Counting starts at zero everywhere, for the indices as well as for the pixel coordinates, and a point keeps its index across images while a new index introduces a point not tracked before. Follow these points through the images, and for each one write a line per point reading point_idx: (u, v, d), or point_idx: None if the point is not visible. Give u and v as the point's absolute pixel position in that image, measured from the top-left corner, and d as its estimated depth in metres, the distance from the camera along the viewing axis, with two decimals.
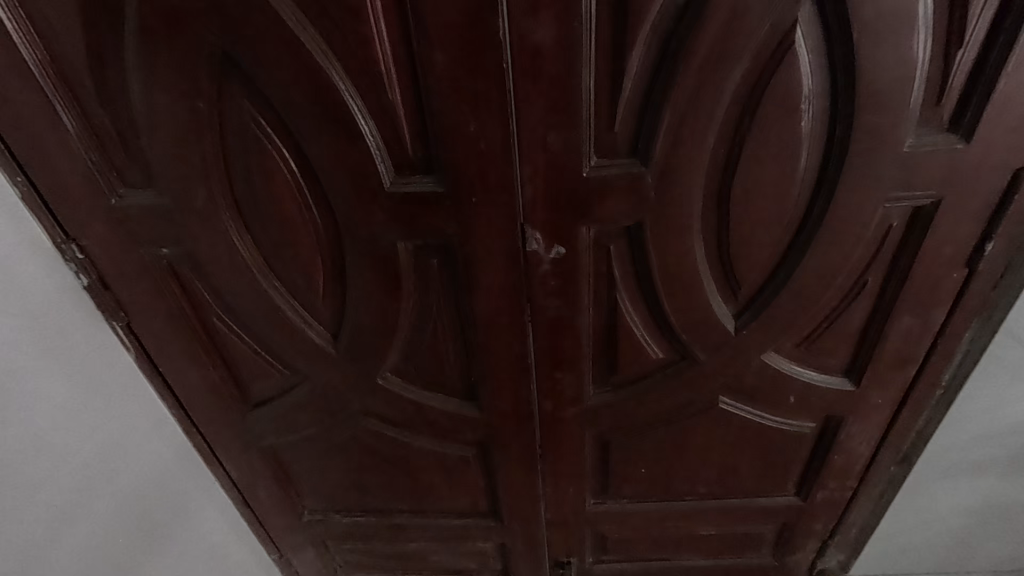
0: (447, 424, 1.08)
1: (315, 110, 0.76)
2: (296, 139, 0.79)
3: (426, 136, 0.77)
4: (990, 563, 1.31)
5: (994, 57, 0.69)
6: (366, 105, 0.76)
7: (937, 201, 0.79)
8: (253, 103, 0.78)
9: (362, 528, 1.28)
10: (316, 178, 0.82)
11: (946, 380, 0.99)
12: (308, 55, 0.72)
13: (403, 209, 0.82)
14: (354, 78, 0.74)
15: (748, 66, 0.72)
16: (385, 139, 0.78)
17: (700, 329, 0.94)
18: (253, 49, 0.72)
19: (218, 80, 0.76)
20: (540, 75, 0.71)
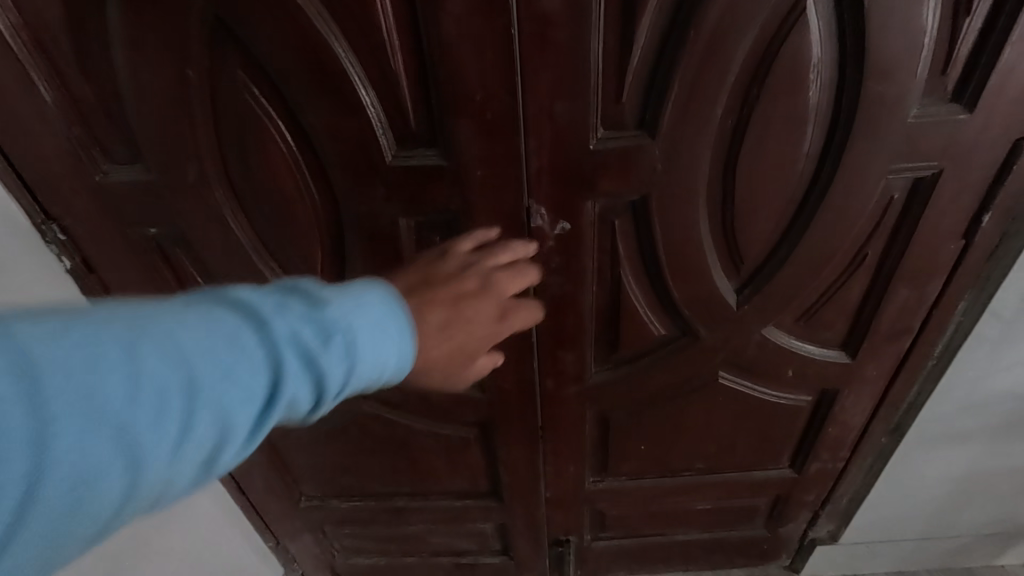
0: (448, 405, 1.07)
1: (313, 78, 0.73)
2: (293, 111, 0.76)
3: (429, 106, 0.75)
4: (971, 528, 1.36)
5: (1002, 26, 0.69)
6: (366, 73, 0.73)
7: (938, 172, 0.80)
8: (246, 73, 0.74)
9: (362, 512, 1.27)
10: (316, 154, 0.79)
11: (938, 351, 1.01)
12: (305, 19, 0.69)
13: (406, 185, 0.80)
14: (354, 45, 0.70)
15: (759, 34, 0.70)
16: (386, 110, 0.75)
17: (702, 305, 0.94)
18: (247, 12, 0.69)
19: (208, 47, 0.72)
20: (548, 43, 0.69)
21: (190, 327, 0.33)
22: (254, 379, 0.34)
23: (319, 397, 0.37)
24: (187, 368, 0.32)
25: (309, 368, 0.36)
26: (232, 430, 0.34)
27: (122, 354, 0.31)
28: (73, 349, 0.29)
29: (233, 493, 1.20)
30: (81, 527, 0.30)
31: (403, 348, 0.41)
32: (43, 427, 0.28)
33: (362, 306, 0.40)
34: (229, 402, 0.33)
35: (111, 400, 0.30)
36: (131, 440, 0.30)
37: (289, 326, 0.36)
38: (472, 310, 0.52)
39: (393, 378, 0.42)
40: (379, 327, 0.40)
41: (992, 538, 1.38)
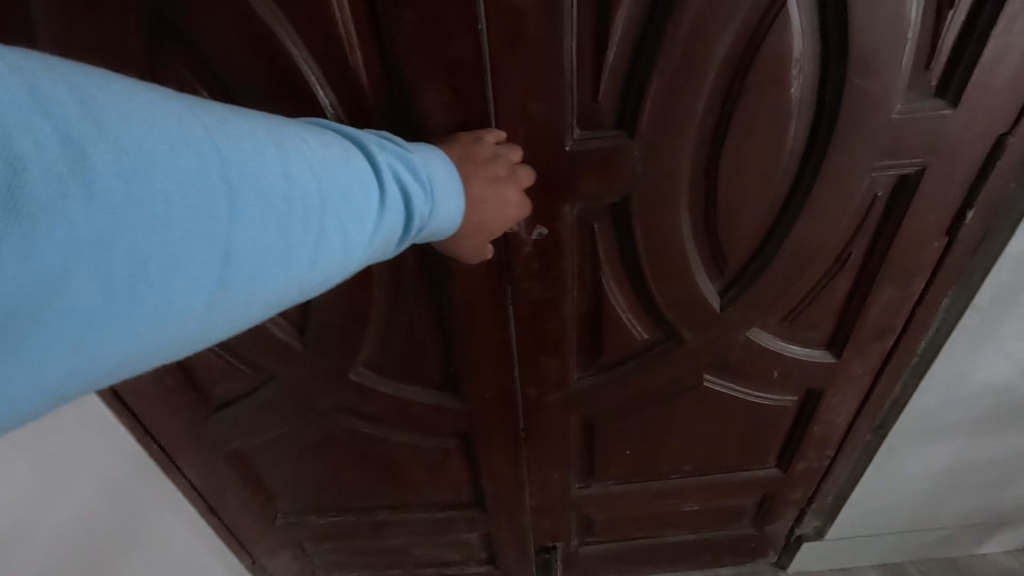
0: (427, 417, 1.03)
1: (267, 79, 0.68)
2: None
3: (394, 108, 0.70)
4: (954, 518, 1.37)
5: (985, 18, 0.67)
6: (325, 73, 0.68)
7: (922, 169, 0.78)
8: (192, 75, 0.69)
9: (342, 528, 1.23)
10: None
11: (922, 348, 1.00)
12: (255, 16, 0.64)
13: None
14: (310, 43, 0.66)
15: (740, 28, 0.67)
16: (348, 112, 0.70)
17: (686, 308, 0.91)
18: (191, 9, 0.64)
19: (151, 47, 0.67)
20: (518, 38, 0.65)
21: (331, 144, 0.46)
22: (367, 191, 0.47)
23: (411, 214, 0.50)
24: (329, 174, 0.44)
25: (406, 195, 0.50)
26: (361, 222, 0.46)
27: (296, 150, 0.43)
28: (267, 141, 0.42)
29: (201, 511, 1.15)
30: (267, 277, 0.41)
31: (460, 195, 0.56)
32: (256, 181, 0.40)
33: (431, 160, 0.55)
34: (360, 200, 0.46)
35: (292, 178, 0.42)
36: (302, 212, 0.42)
37: (388, 160, 0.50)
38: (499, 191, 0.65)
39: (451, 223, 0.56)
40: (449, 180, 0.55)
41: (973, 527, 1.39)
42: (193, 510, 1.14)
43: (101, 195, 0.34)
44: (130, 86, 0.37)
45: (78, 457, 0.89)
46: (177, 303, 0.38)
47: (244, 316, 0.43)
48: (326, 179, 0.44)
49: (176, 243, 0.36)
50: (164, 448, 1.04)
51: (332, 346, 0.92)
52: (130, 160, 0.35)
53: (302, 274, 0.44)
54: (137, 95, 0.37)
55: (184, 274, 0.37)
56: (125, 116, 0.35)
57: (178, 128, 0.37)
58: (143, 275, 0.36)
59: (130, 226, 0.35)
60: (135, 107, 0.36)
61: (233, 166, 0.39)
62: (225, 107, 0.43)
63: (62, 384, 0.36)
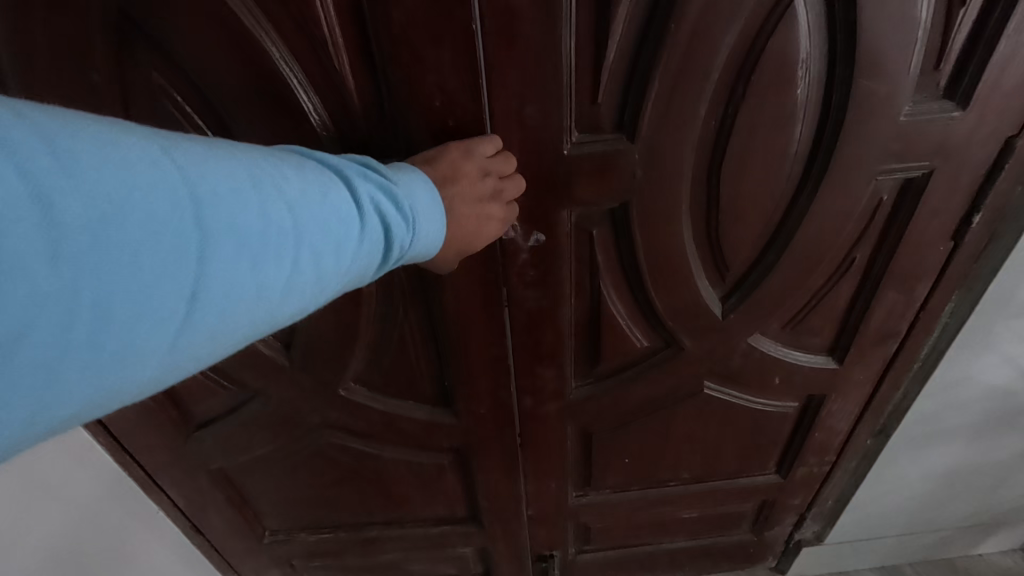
0: (419, 433, 1.00)
1: (244, 82, 0.65)
2: (224, 120, 0.68)
3: (381, 112, 0.67)
4: (953, 520, 1.35)
5: (998, 17, 0.65)
6: (306, 76, 0.64)
7: (929, 173, 0.76)
8: (164, 79, 0.66)
9: (333, 544, 1.19)
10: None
11: (924, 353, 0.99)
12: (231, 15, 0.60)
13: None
14: (291, 47, 0.62)
15: (744, 27, 0.65)
16: (331, 116, 0.67)
17: (687, 315, 0.89)
18: (159, 8, 0.60)
19: (117, 48, 0.63)
20: (513, 38, 0.62)
21: (310, 176, 0.43)
22: (347, 224, 0.44)
23: (390, 244, 0.47)
24: (306, 209, 0.41)
25: (387, 225, 0.47)
26: (338, 256, 0.43)
27: (275, 186, 0.40)
28: (242, 176, 0.39)
29: (185, 530, 1.11)
30: (237, 318, 0.39)
31: (441, 221, 0.53)
32: (231, 221, 0.37)
33: (414, 187, 0.52)
34: (340, 234, 0.43)
35: (268, 216, 0.39)
36: (278, 250, 0.40)
37: (369, 189, 0.47)
38: (485, 212, 0.64)
39: (433, 247, 0.53)
40: (430, 207, 0.52)
41: (972, 528, 1.38)
42: (175, 529, 1.10)
43: (63, 246, 0.31)
44: (95, 122, 0.34)
45: (56, 476, 0.85)
46: (137, 352, 0.35)
47: (210, 357, 0.40)
48: (305, 214, 0.41)
49: (145, 291, 0.34)
50: (145, 467, 1.00)
51: (320, 360, 0.89)
52: (95, 206, 0.32)
53: (275, 311, 0.41)
54: (104, 133, 0.34)
55: (149, 321, 0.34)
56: (92, 159, 0.32)
57: (149, 169, 0.34)
58: (106, 327, 0.33)
59: (93, 278, 0.32)
60: (102, 147, 0.33)
61: (205, 207, 0.36)
62: (198, 138, 0.40)
63: (15, 444, 0.33)
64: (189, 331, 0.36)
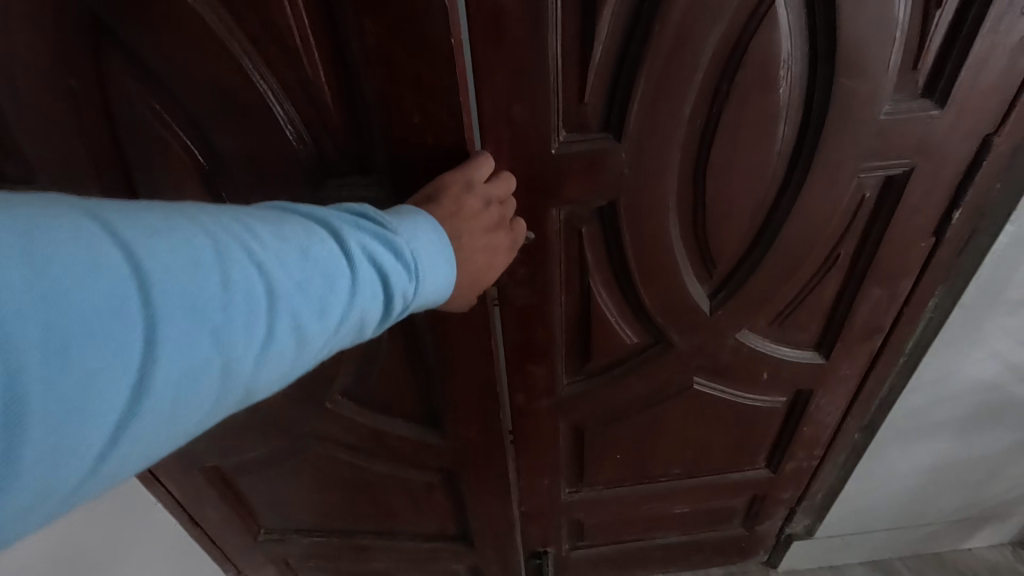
0: (406, 449, 1.01)
1: (216, 92, 0.66)
2: (201, 126, 0.69)
3: (357, 125, 0.68)
4: (942, 514, 1.37)
5: (974, 18, 0.66)
6: (280, 86, 0.65)
7: (909, 170, 0.77)
8: (146, 88, 0.66)
9: (326, 548, 1.20)
10: (233, 181, 0.73)
11: (909, 348, 1.01)
12: (202, 24, 0.61)
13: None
14: (274, 64, 0.64)
15: (726, 29, 0.66)
16: (306, 126, 0.68)
17: (676, 312, 0.90)
18: (132, 18, 0.61)
19: (94, 53, 0.64)
20: (499, 39, 0.63)
21: (285, 235, 0.42)
22: (329, 279, 0.43)
23: (387, 293, 0.46)
24: (284, 269, 0.41)
25: (382, 274, 0.46)
26: (323, 314, 0.42)
27: (242, 250, 0.40)
28: (203, 245, 0.38)
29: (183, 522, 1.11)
30: (199, 393, 0.38)
31: (448, 266, 0.52)
32: (188, 293, 0.36)
33: (415, 231, 0.50)
34: (319, 293, 0.42)
35: (232, 284, 0.39)
36: (247, 317, 0.39)
37: (359, 239, 0.46)
38: (495, 238, 0.64)
39: (441, 293, 0.52)
40: (434, 248, 0.51)
41: (961, 521, 1.40)
42: (175, 522, 1.10)
43: None
44: (27, 208, 0.33)
45: None
46: (82, 442, 0.33)
47: (173, 437, 0.38)
48: (277, 277, 0.41)
49: (91, 379, 0.33)
50: None
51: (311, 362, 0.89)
52: (26, 296, 0.31)
53: (250, 378, 0.40)
54: (33, 218, 0.33)
55: (92, 410, 0.33)
56: (22, 246, 0.31)
57: (87, 250, 0.33)
58: (40, 422, 0.31)
59: (24, 371, 0.31)
60: (36, 233, 0.32)
61: (156, 283, 0.35)
62: (162, 208, 0.40)
63: None
64: (152, 411, 0.36)
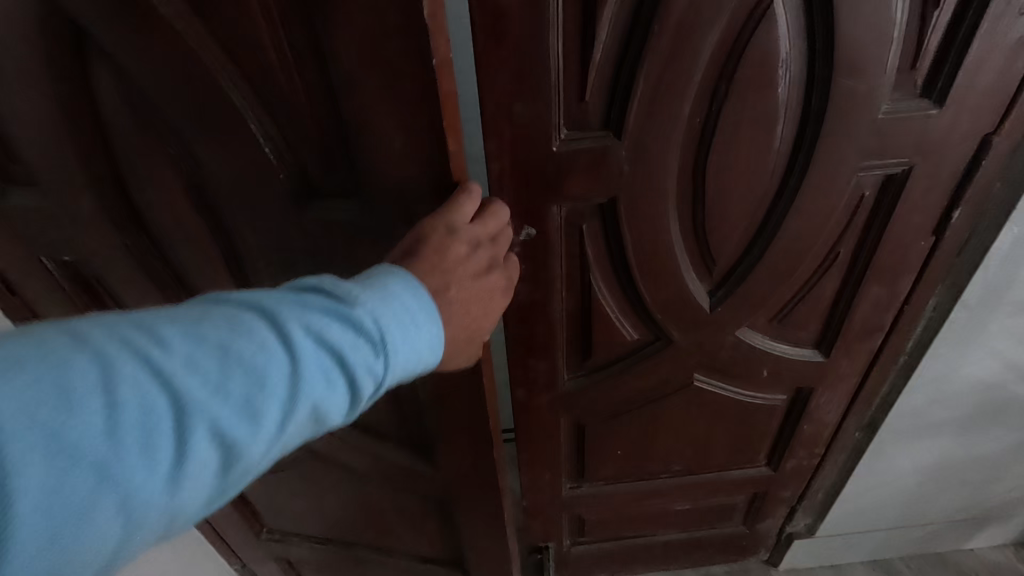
0: (401, 476, 1.02)
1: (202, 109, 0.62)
2: (186, 141, 0.66)
3: (343, 148, 0.64)
4: (944, 514, 1.37)
5: (971, 18, 0.67)
6: (266, 106, 0.62)
7: (909, 169, 0.78)
8: (133, 98, 0.63)
9: (325, 554, 1.22)
10: (217, 197, 0.70)
11: (910, 347, 1.01)
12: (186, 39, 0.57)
13: (319, 239, 0.71)
14: (256, 84, 0.60)
15: (725, 29, 0.67)
16: (292, 146, 0.65)
17: (675, 309, 0.91)
18: (117, 27, 0.57)
19: (83, 61, 0.60)
20: (502, 38, 0.65)
21: (201, 333, 0.38)
22: (255, 377, 0.38)
23: (339, 377, 0.42)
24: (194, 375, 0.37)
25: (330, 356, 0.41)
26: (249, 418, 0.38)
27: (138, 361, 0.35)
28: (89, 365, 0.34)
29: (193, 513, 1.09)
30: (98, 530, 0.34)
31: (420, 328, 0.46)
32: (66, 428, 0.32)
33: (376, 297, 0.45)
34: (243, 395, 0.38)
35: (125, 403, 0.34)
36: (148, 438, 0.35)
37: (299, 318, 0.41)
38: (488, 284, 0.60)
39: (418, 359, 0.47)
40: (400, 313, 0.45)
41: (963, 522, 1.40)
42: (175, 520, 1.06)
43: None
44: None
45: None
46: None
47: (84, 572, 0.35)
48: (186, 386, 0.36)
49: None
50: None
51: None
52: None
53: (171, 499, 0.36)
54: None
55: None
56: None
57: None
58: None
59: None
60: None
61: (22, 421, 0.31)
62: (46, 324, 0.35)
63: None
64: (40, 556, 0.32)
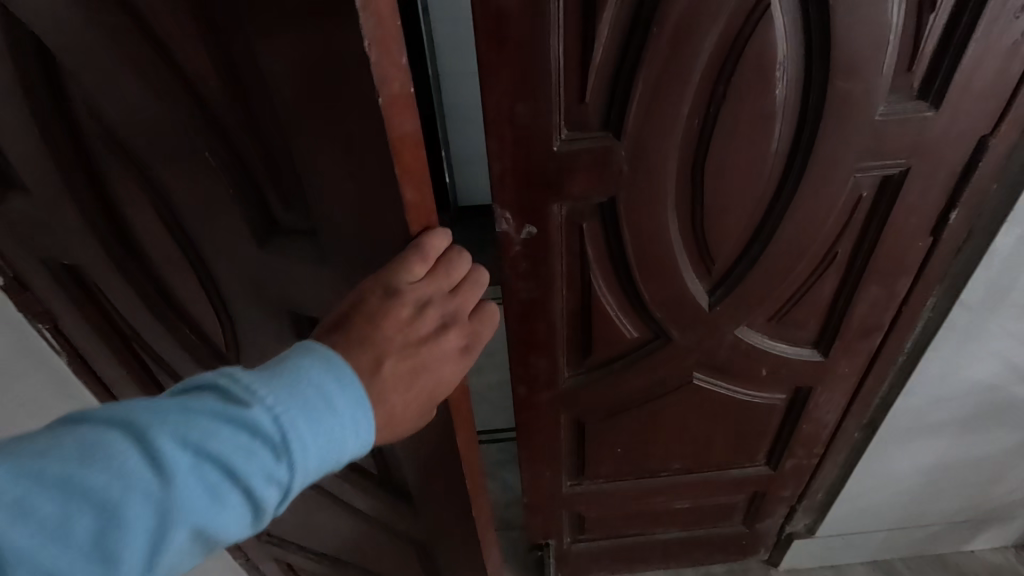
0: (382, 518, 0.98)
1: (162, 130, 0.54)
2: (149, 161, 0.58)
3: (303, 187, 0.54)
4: (943, 515, 1.37)
5: (967, 21, 0.67)
6: (226, 136, 0.53)
7: (905, 170, 0.79)
8: (96, 112, 0.56)
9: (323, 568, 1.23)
10: (184, 219, 0.63)
11: (908, 347, 1.02)
12: (139, 55, 0.49)
13: (283, 274, 0.63)
14: (215, 110, 0.51)
15: (723, 32, 0.68)
16: (257, 179, 0.56)
17: (674, 307, 0.92)
18: (68, 34, 0.50)
19: (49, 69, 0.55)
20: (504, 41, 0.66)
21: (46, 464, 0.34)
22: (117, 508, 0.35)
23: (227, 493, 0.38)
24: (38, 516, 0.33)
25: (216, 474, 0.38)
26: (111, 555, 0.35)
27: None
28: None
29: None
30: None
31: (341, 423, 0.42)
32: None
33: (281, 398, 0.40)
34: (103, 529, 0.35)
35: None
36: None
37: (175, 437, 0.37)
38: (441, 347, 0.52)
39: (339, 456, 0.43)
40: (311, 411, 0.41)
41: (963, 524, 1.40)
42: None
43: None
44: None
45: None
46: None
47: None
48: (25, 531, 0.33)
49: None
50: None
51: None
52: None
53: None
54: None
55: None
56: None
57: None
58: None
59: None
60: None
61: None
62: None
63: None
64: None
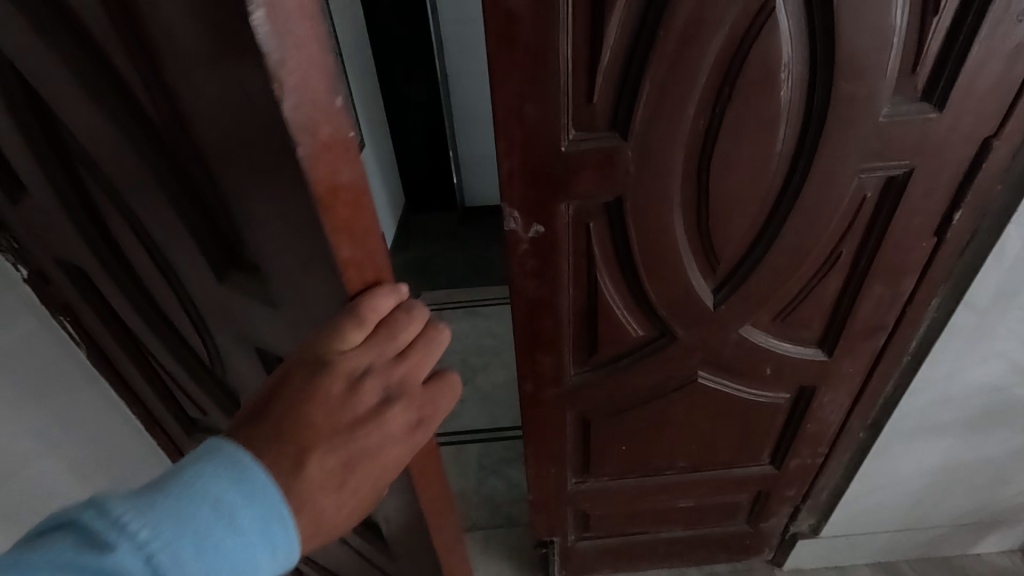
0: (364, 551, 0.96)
1: (114, 152, 0.48)
2: (110, 178, 0.53)
3: (254, 231, 0.47)
4: (948, 517, 1.37)
5: (970, 24, 0.68)
6: (178, 166, 0.47)
7: (909, 172, 0.80)
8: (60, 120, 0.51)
9: None
10: (151, 238, 0.58)
11: (913, 348, 1.02)
12: (80, 72, 0.42)
13: (247, 311, 0.57)
14: (163, 138, 0.45)
15: (729, 34, 0.69)
16: (212, 213, 0.50)
17: (679, 306, 0.93)
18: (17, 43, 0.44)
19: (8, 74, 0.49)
20: (514, 42, 0.68)
21: None
22: None
23: None
24: None
25: None
26: None
27: None
28: None
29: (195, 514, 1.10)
30: None
31: (244, 542, 0.37)
32: None
33: (162, 525, 0.35)
34: None
35: None
36: None
37: None
38: (382, 424, 0.46)
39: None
40: (201, 536, 0.36)
41: (969, 526, 1.40)
42: None
43: None
44: None
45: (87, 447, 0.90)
46: None
47: None
48: None
49: None
50: (169, 438, 1.03)
51: None
52: None
53: None
54: None
55: None
56: None
57: None
58: None
59: None
60: None
61: None
62: None
63: None
64: None
